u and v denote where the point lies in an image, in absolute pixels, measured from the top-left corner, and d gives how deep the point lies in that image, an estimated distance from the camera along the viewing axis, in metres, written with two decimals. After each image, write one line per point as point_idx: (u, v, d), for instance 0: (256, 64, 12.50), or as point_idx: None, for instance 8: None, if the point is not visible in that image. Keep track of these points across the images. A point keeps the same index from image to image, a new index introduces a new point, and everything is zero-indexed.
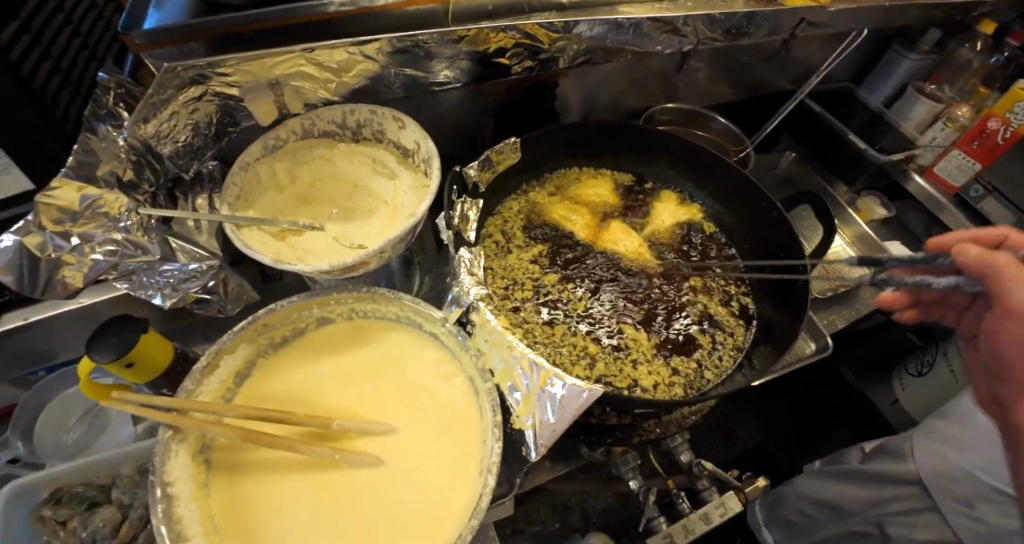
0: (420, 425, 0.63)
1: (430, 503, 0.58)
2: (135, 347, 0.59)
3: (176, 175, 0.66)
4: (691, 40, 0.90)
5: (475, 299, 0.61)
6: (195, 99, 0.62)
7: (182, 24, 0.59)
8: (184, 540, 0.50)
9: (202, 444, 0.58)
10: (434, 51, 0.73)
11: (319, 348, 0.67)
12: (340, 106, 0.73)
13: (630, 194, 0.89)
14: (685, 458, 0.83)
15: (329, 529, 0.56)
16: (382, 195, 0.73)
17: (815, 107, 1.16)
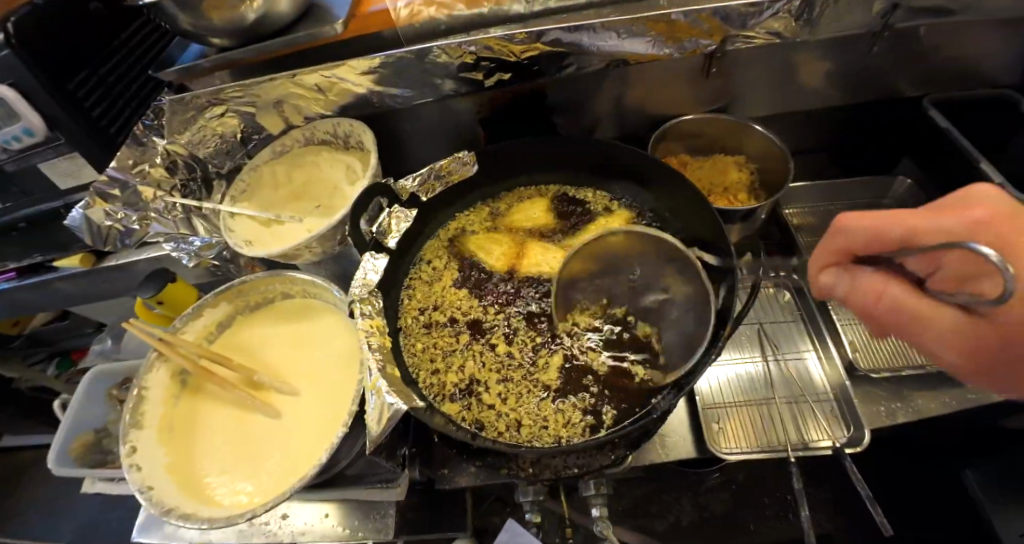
0: (315, 395, 0.74)
1: (298, 458, 0.70)
2: (164, 291, 0.84)
3: (213, 170, 0.89)
4: (714, 39, 0.78)
5: (355, 299, 0.68)
6: (217, 115, 0.82)
7: (199, 64, 0.77)
8: (139, 428, 0.72)
9: (180, 369, 0.80)
10: (402, 69, 0.80)
11: (277, 316, 0.84)
12: (331, 119, 0.87)
13: (579, 212, 0.83)
14: (596, 513, 0.76)
15: (233, 454, 0.73)
16: (347, 197, 0.85)
17: (941, 121, 0.84)
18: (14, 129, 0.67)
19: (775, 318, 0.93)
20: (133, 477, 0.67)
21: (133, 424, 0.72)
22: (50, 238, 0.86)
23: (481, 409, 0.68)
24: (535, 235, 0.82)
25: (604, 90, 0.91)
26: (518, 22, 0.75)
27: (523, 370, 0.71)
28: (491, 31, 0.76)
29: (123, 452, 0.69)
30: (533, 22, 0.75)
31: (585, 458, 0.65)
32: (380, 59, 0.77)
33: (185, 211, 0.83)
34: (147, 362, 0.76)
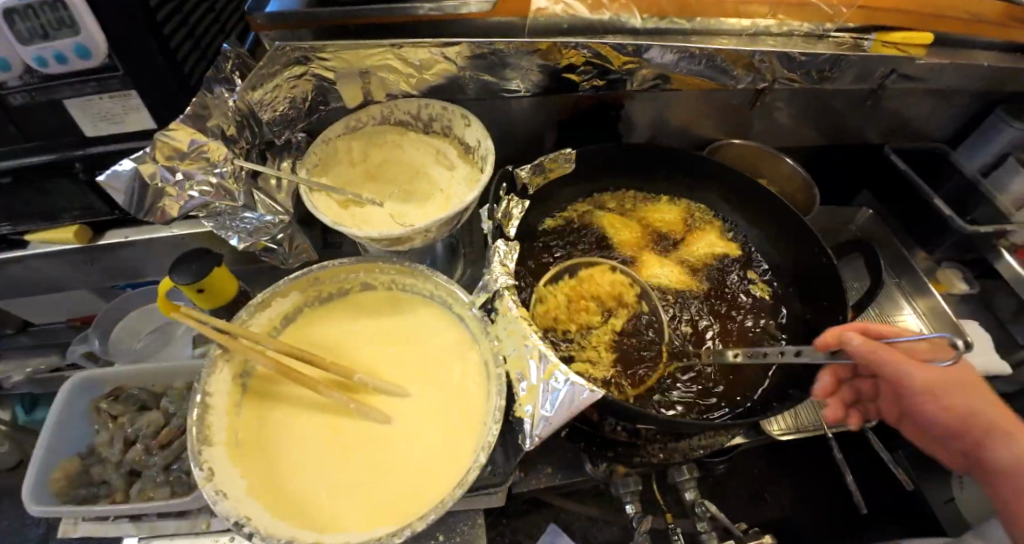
0: (429, 395, 0.67)
1: (421, 466, 0.61)
2: (206, 277, 0.69)
3: (270, 139, 0.77)
4: (767, 77, 0.92)
5: (500, 288, 0.64)
6: (296, 78, 0.72)
7: (296, 13, 0.68)
8: (209, 444, 0.58)
9: (243, 370, 0.66)
10: (509, 60, 0.80)
11: (358, 308, 0.74)
12: (417, 100, 0.81)
13: (669, 211, 0.89)
14: (689, 497, 0.80)
15: (330, 468, 0.61)
16: (439, 183, 0.80)
17: (901, 164, 1.07)
18: (61, 44, 0.51)
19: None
20: (223, 506, 0.54)
21: (201, 440, 0.58)
22: (41, 199, 0.66)
23: (630, 386, 0.67)
24: (641, 237, 0.86)
25: (662, 108, 1.01)
26: (628, 34, 0.81)
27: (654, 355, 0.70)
28: (605, 38, 0.80)
29: (201, 477, 0.54)
30: (639, 37, 0.81)
31: (709, 439, 0.71)
32: (496, 45, 0.76)
33: (247, 180, 0.70)
34: (209, 361, 0.62)
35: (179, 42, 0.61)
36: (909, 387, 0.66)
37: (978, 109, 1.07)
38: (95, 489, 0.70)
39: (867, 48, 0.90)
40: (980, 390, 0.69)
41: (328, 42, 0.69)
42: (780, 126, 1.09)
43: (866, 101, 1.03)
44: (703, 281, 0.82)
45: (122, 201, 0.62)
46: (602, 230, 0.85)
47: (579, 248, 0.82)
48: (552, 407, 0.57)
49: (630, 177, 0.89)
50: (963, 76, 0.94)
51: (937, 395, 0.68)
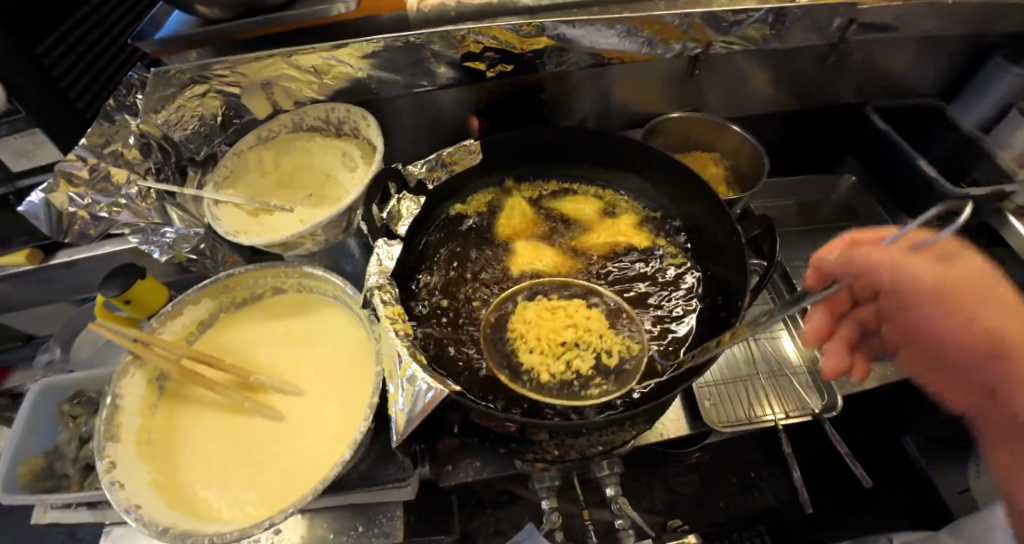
0: (321, 393, 0.69)
1: (306, 462, 0.65)
2: (132, 289, 0.75)
3: (188, 155, 0.82)
4: (699, 42, 0.84)
5: (371, 288, 0.65)
6: (200, 96, 0.75)
7: (182, 37, 0.71)
8: (115, 440, 0.64)
9: (158, 374, 0.71)
10: (407, 56, 0.79)
11: (268, 312, 0.78)
12: (324, 105, 0.84)
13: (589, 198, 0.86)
14: (609, 493, 0.76)
15: (227, 463, 0.66)
16: (344, 185, 0.81)
17: (881, 125, 0.96)
18: None
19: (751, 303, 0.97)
20: (116, 495, 0.58)
21: (107, 437, 0.63)
22: None
23: (510, 382, 0.66)
24: (543, 230, 0.83)
25: (596, 86, 0.96)
26: (526, 14, 0.77)
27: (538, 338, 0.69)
28: (500, 21, 0.77)
29: (101, 468, 0.60)
30: (539, 15, 0.78)
31: (608, 436, 0.68)
32: (385, 43, 0.75)
33: (159, 197, 0.76)
34: (120, 366, 0.68)
35: (71, 78, 0.66)
36: (920, 294, 0.56)
37: (976, 50, 0.92)
38: (59, 481, 0.76)
39: None
40: (999, 293, 0.53)
41: (218, 59, 0.71)
42: (739, 92, 1.00)
43: (832, 53, 0.91)
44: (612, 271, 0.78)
45: (46, 228, 0.69)
46: (501, 215, 0.82)
47: (479, 240, 0.80)
48: (406, 404, 0.58)
49: (549, 166, 0.87)
50: (942, 15, 0.81)
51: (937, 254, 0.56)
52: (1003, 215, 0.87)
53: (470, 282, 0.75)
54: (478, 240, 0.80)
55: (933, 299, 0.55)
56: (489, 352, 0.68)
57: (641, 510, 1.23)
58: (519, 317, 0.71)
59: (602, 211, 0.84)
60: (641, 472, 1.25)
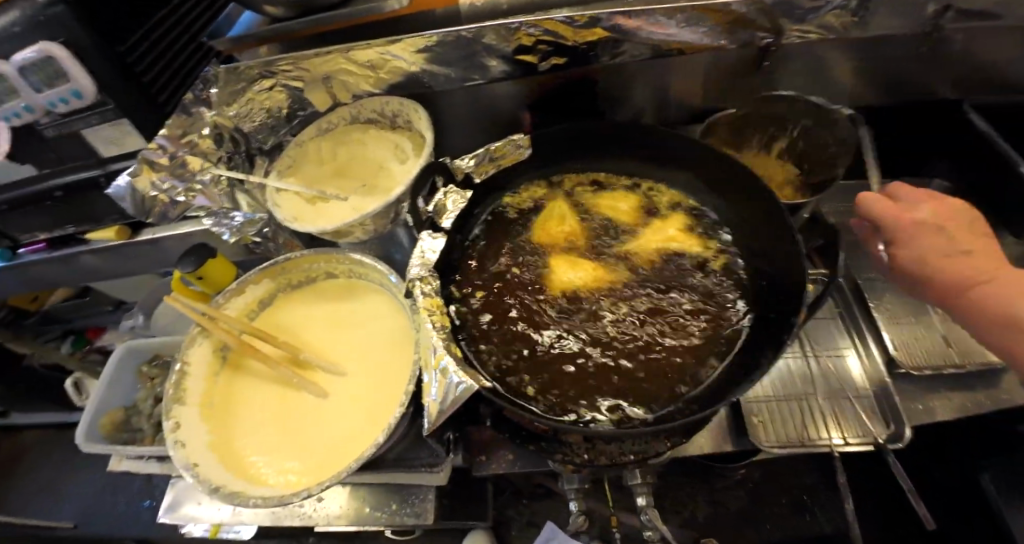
0: (362, 376, 0.73)
1: (343, 439, 0.68)
2: (204, 266, 0.83)
3: (256, 145, 0.88)
4: (768, 31, 0.78)
5: (413, 279, 0.66)
6: (267, 89, 0.80)
7: (250, 34, 0.75)
8: (182, 404, 0.70)
9: (222, 346, 0.78)
10: (460, 50, 0.80)
11: (319, 295, 0.83)
12: (380, 98, 0.87)
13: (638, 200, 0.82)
14: (640, 502, 0.75)
15: (275, 433, 0.71)
16: (395, 177, 0.84)
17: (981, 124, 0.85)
18: (61, 90, 0.64)
19: (814, 316, 0.91)
20: (178, 453, 0.65)
21: (175, 400, 0.70)
22: (83, 210, 0.84)
23: (541, 382, 0.64)
24: (585, 229, 0.80)
25: (652, 79, 0.92)
26: (580, 5, 0.75)
27: (571, 341, 0.68)
28: (554, 13, 0.75)
29: (167, 427, 0.66)
30: (594, 7, 0.75)
31: (641, 444, 0.66)
32: (438, 38, 0.76)
33: (229, 184, 0.82)
34: (189, 337, 0.74)
35: (154, 73, 0.72)
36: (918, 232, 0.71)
37: None
38: (134, 433, 0.87)
39: None
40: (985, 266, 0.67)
41: (282, 56, 0.75)
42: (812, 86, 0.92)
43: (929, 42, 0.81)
44: (657, 276, 0.74)
45: (130, 208, 0.76)
46: (546, 212, 0.81)
47: (523, 236, 0.80)
48: (439, 395, 0.59)
49: (600, 163, 0.85)
50: None
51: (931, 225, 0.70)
52: None
53: (509, 278, 0.75)
54: (522, 236, 0.80)
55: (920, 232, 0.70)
56: (519, 350, 0.68)
57: (678, 520, 1.19)
58: (554, 319, 0.70)
59: (652, 214, 0.81)
60: (680, 482, 1.21)
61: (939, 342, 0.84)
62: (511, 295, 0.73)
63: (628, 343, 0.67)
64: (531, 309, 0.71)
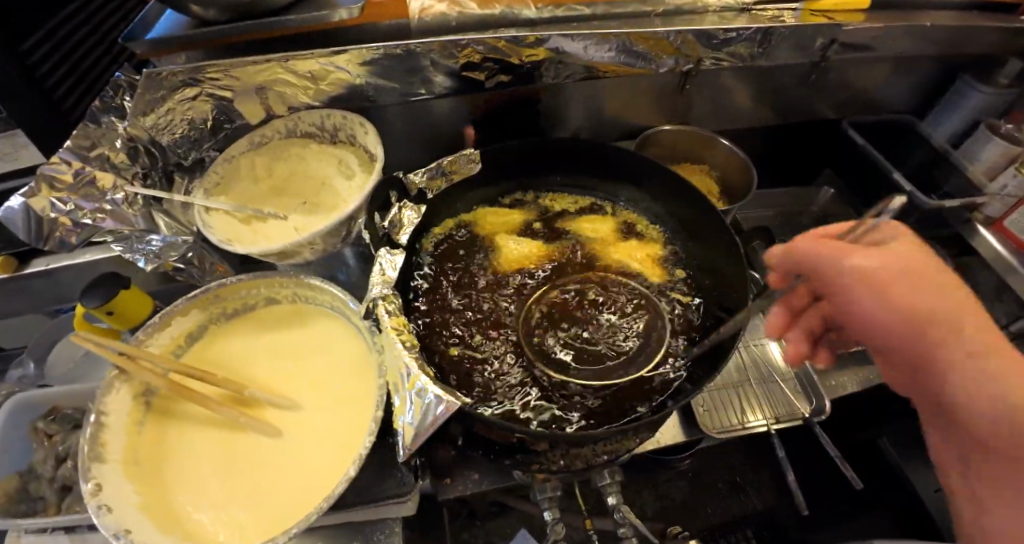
0: (321, 408, 0.67)
1: (306, 479, 0.62)
2: (115, 299, 0.72)
3: (176, 161, 0.79)
4: (691, 57, 0.87)
5: (375, 299, 0.63)
6: (190, 99, 0.73)
7: (172, 37, 0.69)
8: (99, 462, 0.60)
9: (145, 388, 0.68)
10: (406, 65, 0.79)
11: (258, 325, 0.75)
12: (320, 111, 0.82)
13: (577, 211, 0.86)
14: (611, 501, 0.77)
15: (224, 482, 0.63)
16: (341, 193, 0.80)
17: (858, 139, 1.00)
18: None
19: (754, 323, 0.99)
20: (104, 520, 0.55)
21: (92, 457, 0.60)
22: None
23: (517, 388, 0.64)
24: (535, 239, 0.82)
25: (590, 97, 0.97)
26: (525, 26, 0.78)
27: (524, 342, 0.68)
28: (498, 32, 0.78)
29: (86, 491, 0.57)
30: (539, 28, 0.79)
31: (613, 444, 0.69)
32: (384, 50, 0.75)
33: (145, 203, 0.72)
34: (105, 381, 0.65)
35: (56, 77, 0.64)
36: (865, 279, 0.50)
37: (944, 71, 0.98)
38: (33, 504, 0.75)
39: (792, 17, 0.83)
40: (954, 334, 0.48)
41: (212, 61, 0.70)
42: (726, 107, 1.04)
43: (811, 71, 0.95)
44: (608, 280, 0.77)
45: (24, 235, 0.65)
46: (486, 228, 0.81)
47: (467, 248, 0.79)
48: (415, 419, 0.56)
49: (549, 174, 0.87)
50: (914, 37, 0.86)
51: (976, 350, 0.48)
52: (971, 225, 0.92)
53: (460, 291, 0.74)
54: (466, 248, 0.79)
55: (904, 324, 0.49)
56: (481, 362, 0.67)
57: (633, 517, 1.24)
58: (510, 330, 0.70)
59: (590, 221, 0.84)
60: (632, 480, 1.25)
61: None
62: (464, 308, 0.72)
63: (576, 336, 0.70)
64: (485, 320, 0.71)
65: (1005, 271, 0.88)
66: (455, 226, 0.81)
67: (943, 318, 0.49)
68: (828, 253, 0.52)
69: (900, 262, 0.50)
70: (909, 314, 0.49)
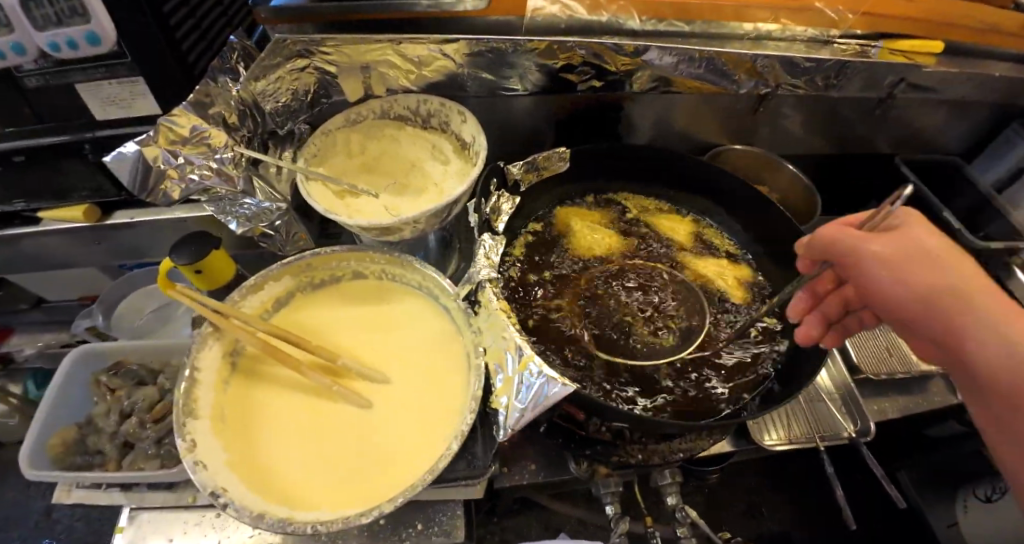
0: (409, 382, 0.68)
1: (399, 449, 0.62)
2: (205, 259, 0.71)
3: (273, 129, 0.79)
4: (771, 82, 0.90)
5: (482, 280, 0.65)
6: (299, 69, 0.74)
7: (301, 7, 0.70)
8: (193, 417, 0.60)
9: (233, 348, 0.68)
10: (508, 59, 0.81)
11: (344, 296, 0.76)
12: (417, 95, 0.83)
13: (649, 212, 0.89)
14: (671, 501, 0.79)
15: (312, 446, 0.63)
16: (433, 177, 0.81)
17: (911, 176, 1.05)
18: (74, 30, 0.53)
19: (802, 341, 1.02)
20: (201, 476, 0.55)
21: (186, 412, 0.59)
22: (49, 181, 0.70)
23: (611, 380, 0.68)
24: (613, 237, 0.85)
25: (665, 109, 1.01)
26: (627, 36, 0.81)
27: (610, 335, 0.72)
28: (602, 39, 0.81)
29: (184, 446, 0.56)
30: (640, 39, 0.82)
31: (688, 442, 0.71)
32: (494, 44, 0.77)
33: (247, 166, 0.72)
34: (200, 338, 0.64)
35: (183, 30, 0.63)
36: (896, 297, 0.56)
37: (996, 122, 1.04)
38: (90, 458, 0.72)
39: (873, 55, 0.87)
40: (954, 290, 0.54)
41: (330, 36, 0.71)
42: (788, 132, 1.08)
43: (876, 108, 1.00)
44: (679, 281, 0.81)
45: (128, 183, 0.64)
46: (565, 225, 0.84)
47: (549, 242, 0.82)
48: (525, 400, 0.57)
49: (628, 184, 0.91)
50: (981, 86, 0.91)
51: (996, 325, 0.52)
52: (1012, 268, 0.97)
53: (545, 282, 0.77)
54: (548, 242, 0.82)
55: (911, 299, 0.55)
56: (573, 349, 0.69)
57: None
58: (597, 323, 0.73)
59: (661, 225, 0.88)
60: None
61: (883, 352, 1.00)
62: (551, 298, 0.75)
63: (660, 335, 0.73)
64: (570, 310, 0.74)
65: None
66: (537, 222, 0.84)
67: (956, 278, 0.54)
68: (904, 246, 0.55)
69: (909, 237, 0.56)
70: (931, 256, 0.55)
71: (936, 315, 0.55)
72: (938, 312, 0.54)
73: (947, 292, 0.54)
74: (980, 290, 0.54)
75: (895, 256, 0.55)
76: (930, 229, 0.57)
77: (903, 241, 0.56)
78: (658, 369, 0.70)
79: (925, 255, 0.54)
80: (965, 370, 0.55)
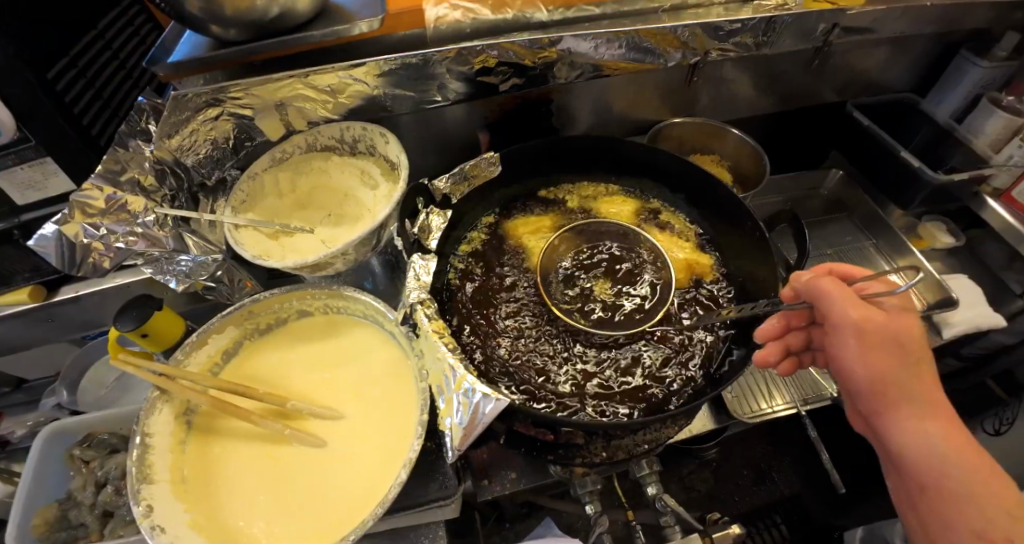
0: (364, 417, 0.68)
1: (358, 486, 0.62)
2: (149, 322, 0.72)
3: (200, 181, 0.79)
4: (698, 51, 0.88)
5: (413, 303, 0.64)
6: (213, 119, 0.73)
7: (199, 57, 0.69)
8: (149, 482, 0.60)
9: (186, 408, 0.68)
10: (421, 74, 0.80)
11: (294, 337, 0.76)
12: (338, 124, 0.84)
13: (590, 199, 0.87)
14: (652, 491, 0.77)
15: (273, 493, 0.64)
16: (366, 203, 0.81)
17: (865, 120, 1.01)
18: None
19: None
20: (159, 540, 0.55)
21: (141, 479, 0.59)
22: None
23: (564, 383, 0.67)
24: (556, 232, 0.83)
25: (599, 94, 0.99)
26: (538, 29, 0.79)
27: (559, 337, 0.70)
28: (513, 36, 0.79)
29: (140, 513, 0.56)
30: (551, 29, 0.80)
31: (653, 432, 0.71)
32: (404, 60, 0.75)
33: (175, 224, 0.73)
34: (148, 403, 0.64)
35: (83, 102, 0.63)
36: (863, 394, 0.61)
37: (944, 50, 1.00)
38: (75, 531, 0.72)
39: (797, 6, 0.85)
40: (922, 360, 0.58)
41: (236, 81, 0.70)
42: (735, 95, 1.05)
43: (815, 58, 0.97)
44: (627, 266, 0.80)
45: (55, 263, 0.65)
46: (507, 233, 0.83)
47: (492, 252, 0.80)
48: (464, 418, 0.57)
49: (569, 175, 0.90)
50: (915, 19, 0.88)
51: (914, 389, 0.57)
52: (981, 198, 0.93)
53: (492, 294, 0.76)
54: (491, 252, 0.80)
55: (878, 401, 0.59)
56: (526, 358, 0.69)
57: None
58: (544, 326, 0.72)
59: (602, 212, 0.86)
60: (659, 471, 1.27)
61: None
62: (501, 310, 0.74)
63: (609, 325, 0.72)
64: (516, 317, 0.73)
65: (1017, 242, 0.88)
66: (476, 235, 0.82)
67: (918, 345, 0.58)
68: (887, 364, 0.57)
69: (884, 326, 0.57)
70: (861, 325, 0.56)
71: (904, 406, 0.58)
72: (910, 396, 0.58)
73: (883, 386, 0.58)
74: (922, 393, 0.57)
75: (862, 350, 0.58)
76: (870, 358, 0.58)
77: (892, 338, 0.57)
78: (617, 366, 0.68)
79: (889, 351, 0.57)
80: (901, 468, 0.60)
